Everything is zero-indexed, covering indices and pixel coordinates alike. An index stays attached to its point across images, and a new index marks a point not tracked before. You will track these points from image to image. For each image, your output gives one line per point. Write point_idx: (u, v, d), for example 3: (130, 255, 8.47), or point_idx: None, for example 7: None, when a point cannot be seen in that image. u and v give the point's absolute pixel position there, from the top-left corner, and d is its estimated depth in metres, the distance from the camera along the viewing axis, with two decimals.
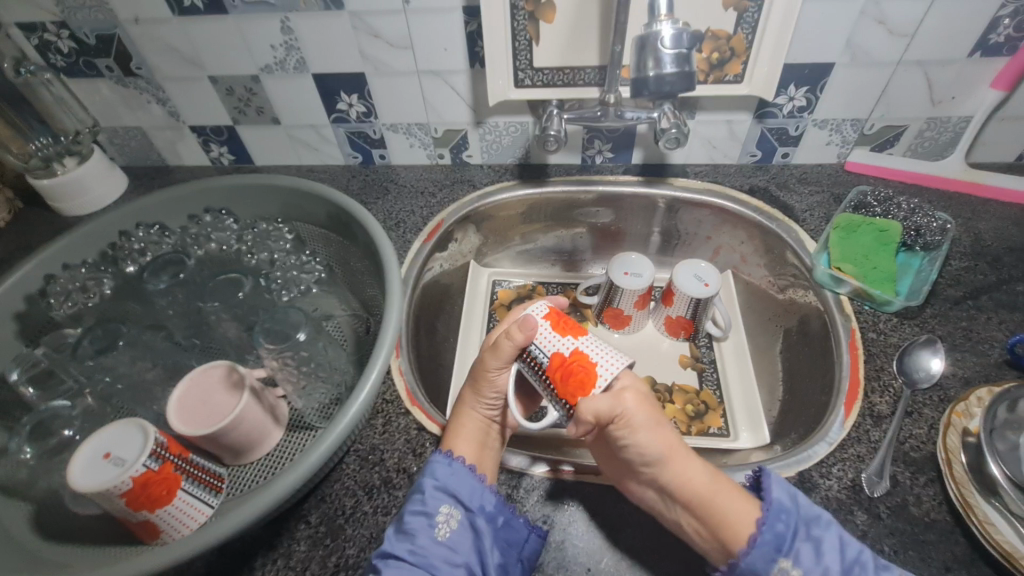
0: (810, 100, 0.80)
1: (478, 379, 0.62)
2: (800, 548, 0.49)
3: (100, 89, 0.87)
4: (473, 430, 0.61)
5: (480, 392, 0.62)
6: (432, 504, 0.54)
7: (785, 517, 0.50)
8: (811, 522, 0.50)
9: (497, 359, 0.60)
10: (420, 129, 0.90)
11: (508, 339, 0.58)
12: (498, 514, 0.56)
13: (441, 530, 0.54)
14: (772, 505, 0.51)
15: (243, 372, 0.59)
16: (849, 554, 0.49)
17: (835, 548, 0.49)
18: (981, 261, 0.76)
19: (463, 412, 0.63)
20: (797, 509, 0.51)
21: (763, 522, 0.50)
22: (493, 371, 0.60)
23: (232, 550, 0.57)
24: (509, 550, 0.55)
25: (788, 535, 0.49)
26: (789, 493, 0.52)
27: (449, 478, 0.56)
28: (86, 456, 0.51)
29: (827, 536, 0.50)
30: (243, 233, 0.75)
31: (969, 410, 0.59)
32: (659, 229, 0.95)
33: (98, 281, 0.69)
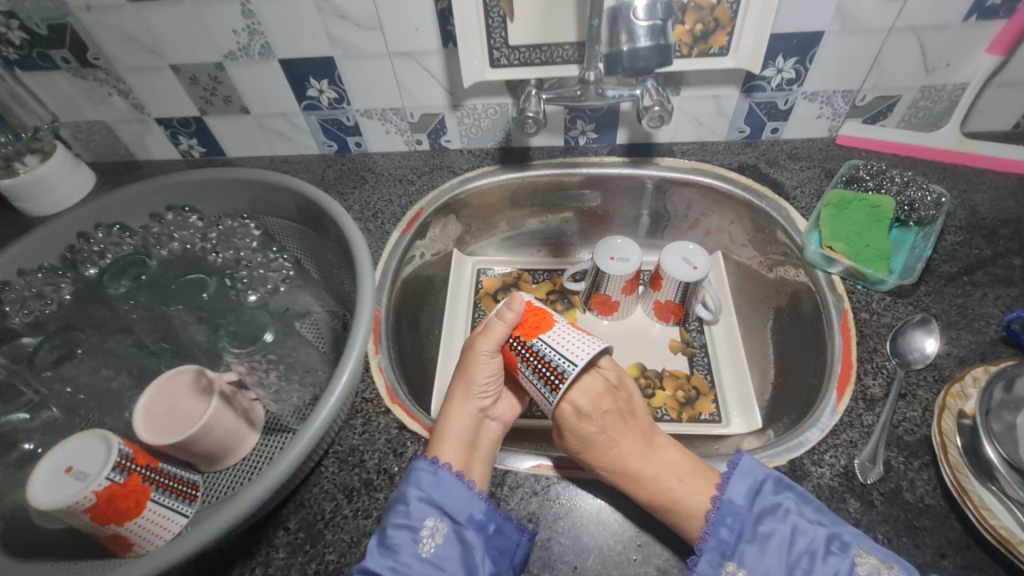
0: (799, 71, 0.77)
1: (468, 368, 0.61)
2: (744, 550, 0.50)
3: (57, 82, 0.83)
4: (465, 428, 0.59)
5: (473, 383, 0.61)
6: (416, 518, 0.52)
7: (731, 520, 0.51)
8: (759, 518, 0.51)
9: (489, 343, 0.60)
10: (395, 114, 0.87)
11: (501, 321, 0.59)
12: (488, 522, 0.54)
13: (425, 545, 0.52)
14: (721, 505, 0.52)
15: (212, 377, 0.57)
16: (800, 545, 0.49)
17: (784, 542, 0.50)
18: (977, 234, 0.74)
19: (452, 407, 0.61)
20: (749, 508, 0.52)
21: (706, 530, 0.51)
22: (486, 354, 0.60)
23: (209, 562, 0.55)
24: (501, 558, 0.53)
25: (732, 540, 0.51)
26: (744, 492, 0.52)
27: (434, 488, 0.54)
28: (47, 471, 0.49)
29: (776, 530, 0.50)
30: (207, 231, 0.71)
31: (964, 390, 0.57)
32: (648, 211, 0.92)
33: (57, 287, 0.64)
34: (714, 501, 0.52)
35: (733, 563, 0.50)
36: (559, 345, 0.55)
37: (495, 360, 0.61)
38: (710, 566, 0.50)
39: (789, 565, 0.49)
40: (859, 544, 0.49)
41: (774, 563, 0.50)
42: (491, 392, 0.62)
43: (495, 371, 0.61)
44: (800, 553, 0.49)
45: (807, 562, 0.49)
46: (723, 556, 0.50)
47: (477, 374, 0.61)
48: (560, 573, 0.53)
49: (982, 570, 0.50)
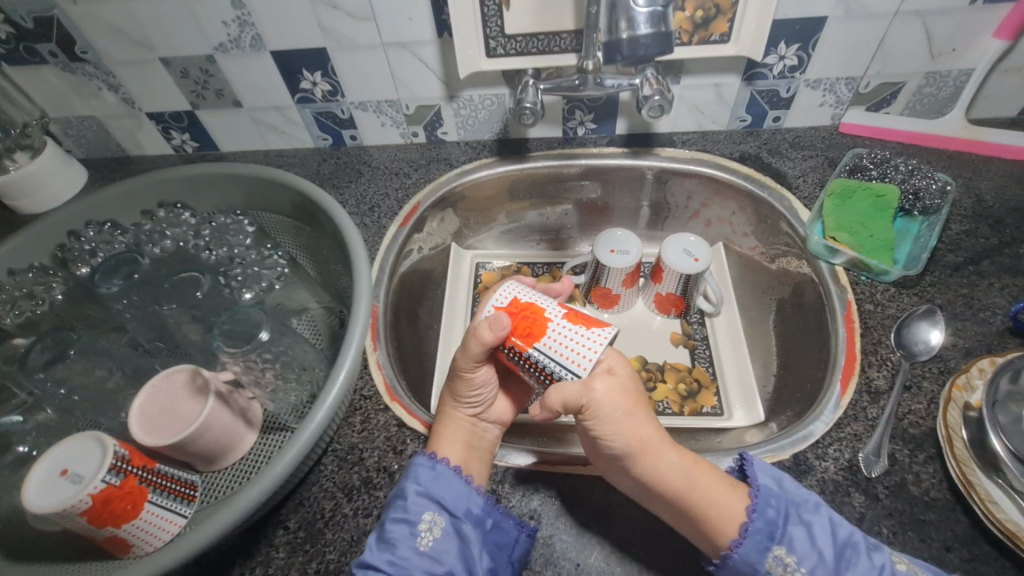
0: (802, 58, 0.75)
1: (454, 379, 0.59)
2: (792, 535, 0.48)
3: (45, 77, 0.81)
4: (460, 436, 0.59)
5: (461, 392, 0.60)
6: (414, 512, 0.52)
7: (774, 502, 0.50)
8: (801, 504, 0.50)
9: (467, 359, 0.57)
10: (391, 106, 0.85)
11: (477, 340, 0.54)
12: (486, 517, 0.53)
13: (423, 539, 0.51)
14: (760, 489, 0.50)
15: (208, 377, 0.56)
16: (841, 536, 0.48)
17: (827, 530, 0.48)
18: (982, 223, 0.73)
19: (446, 415, 0.61)
20: (787, 493, 0.50)
21: (752, 509, 0.49)
22: (468, 369, 0.58)
23: (208, 561, 0.55)
24: (500, 553, 0.52)
25: (780, 522, 0.49)
26: (775, 478, 0.51)
27: (432, 483, 0.54)
28: (42, 473, 0.49)
29: (817, 518, 0.49)
30: (201, 227, 0.70)
31: (970, 382, 0.57)
32: (648, 202, 0.91)
33: (48, 285, 0.63)
34: (753, 486, 0.51)
35: (782, 548, 0.48)
36: (554, 351, 0.52)
37: (479, 373, 0.58)
38: (756, 549, 0.48)
39: (837, 554, 0.47)
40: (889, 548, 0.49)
41: (823, 550, 0.47)
42: (483, 398, 0.61)
43: (481, 380, 0.59)
44: (844, 544, 0.48)
45: (852, 553, 0.47)
46: (770, 539, 0.48)
47: (464, 386, 0.59)
48: (562, 570, 0.53)
49: (988, 564, 0.50)
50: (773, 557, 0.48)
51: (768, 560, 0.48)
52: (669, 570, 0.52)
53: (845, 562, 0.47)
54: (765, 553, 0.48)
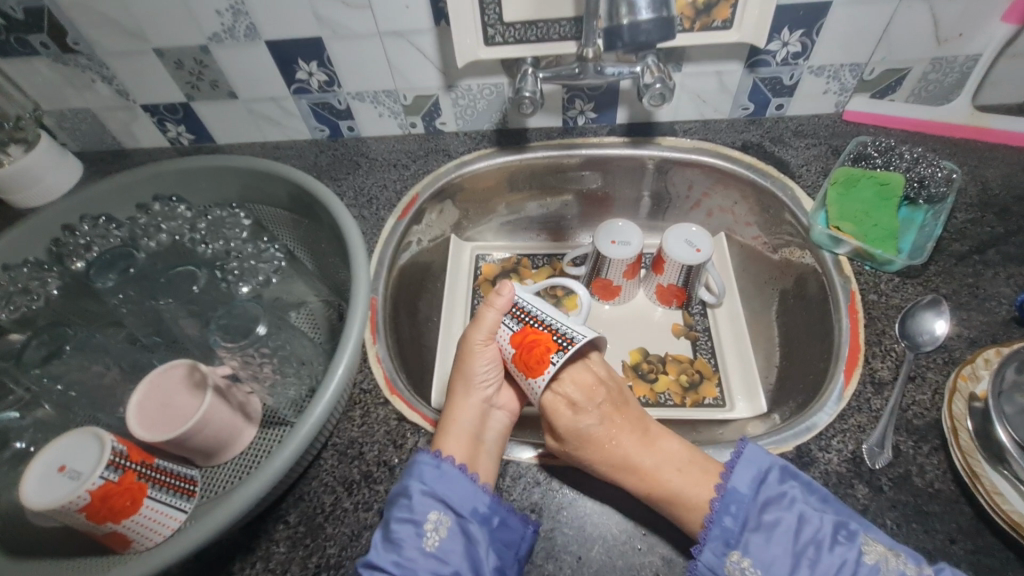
0: (806, 45, 0.74)
1: (464, 361, 0.62)
2: (749, 539, 0.50)
3: (38, 70, 0.80)
4: (468, 420, 0.59)
5: (470, 374, 0.61)
6: (419, 512, 0.51)
7: (735, 507, 0.51)
8: (765, 506, 0.50)
9: (480, 331, 0.61)
10: (388, 96, 0.84)
11: (490, 308, 0.61)
12: (494, 514, 0.53)
13: (429, 539, 0.51)
14: (725, 493, 0.51)
15: (206, 371, 0.56)
16: (805, 534, 0.49)
17: (788, 531, 0.49)
18: (988, 212, 0.72)
19: (455, 403, 0.60)
20: (753, 497, 0.51)
21: (711, 519, 0.50)
22: (480, 343, 0.61)
23: (208, 556, 0.54)
24: (507, 551, 0.52)
25: (737, 528, 0.50)
26: (749, 480, 0.52)
27: (437, 482, 0.54)
28: (39, 469, 0.48)
29: (782, 519, 0.50)
30: (197, 221, 0.69)
31: (975, 373, 0.56)
32: (649, 192, 0.90)
33: (43, 281, 0.63)
34: (717, 491, 0.52)
35: (738, 552, 0.49)
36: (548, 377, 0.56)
37: (490, 348, 0.61)
38: (715, 554, 0.49)
39: (796, 553, 0.49)
40: (865, 533, 0.48)
41: (781, 552, 0.49)
42: (493, 380, 0.62)
43: (490, 360, 0.61)
44: (806, 542, 0.49)
45: (814, 552, 0.48)
46: (727, 544, 0.50)
47: (474, 366, 0.61)
48: (564, 563, 0.53)
49: (991, 555, 0.50)
50: (730, 562, 0.49)
51: (726, 564, 0.49)
52: (671, 563, 0.52)
53: (804, 561, 0.48)
54: (724, 557, 0.49)
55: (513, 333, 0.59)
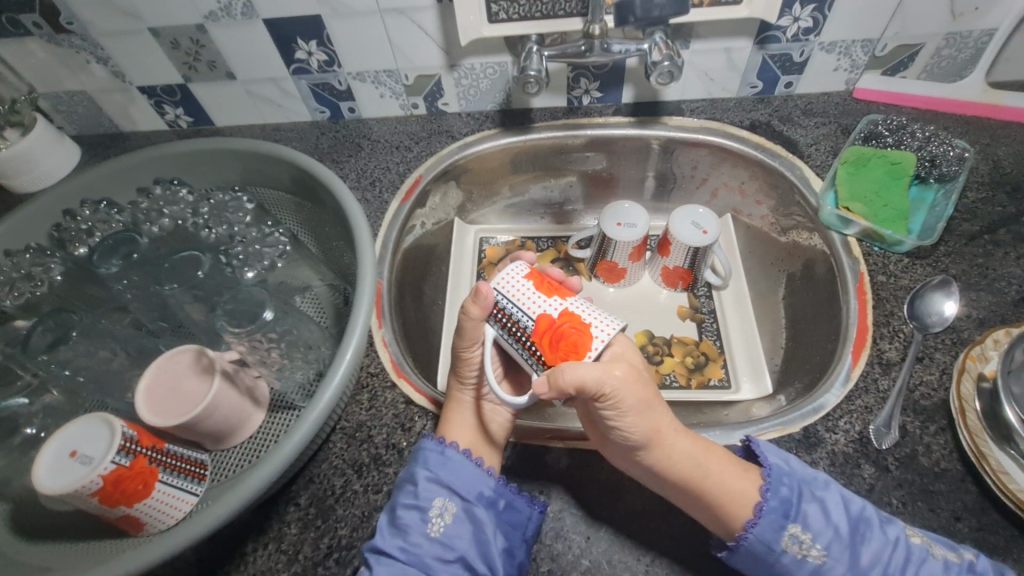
0: (817, 20, 0.72)
1: (456, 360, 0.59)
2: (807, 511, 0.49)
3: (32, 50, 0.78)
4: (467, 414, 0.58)
5: (463, 372, 0.59)
6: (425, 498, 0.52)
7: (788, 482, 0.50)
8: (811, 483, 0.50)
9: (464, 340, 0.57)
10: (390, 76, 0.82)
11: (468, 318, 0.56)
12: (499, 497, 0.53)
13: (435, 525, 0.51)
14: (772, 470, 0.51)
15: (213, 356, 0.56)
16: (854, 510, 0.49)
17: (840, 509, 0.49)
18: (999, 190, 0.71)
19: (452, 397, 0.60)
20: (798, 473, 0.51)
21: (766, 489, 0.50)
22: (467, 349, 0.58)
23: (221, 537, 0.55)
24: (513, 533, 0.52)
25: (794, 500, 0.50)
26: (785, 459, 0.52)
27: (441, 467, 0.54)
28: (51, 455, 0.49)
29: (829, 497, 0.50)
30: (199, 205, 0.68)
31: (984, 353, 0.56)
32: (654, 173, 0.89)
33: (46, 266, 0.62)
34: (763, 470, 0.51)
35: (797, 525, 0.49)
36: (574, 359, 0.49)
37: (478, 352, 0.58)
38: (772, 529, 0.50)
39: (850, 530, 0.49)
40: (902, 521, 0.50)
41: (838, 527, 0.49)
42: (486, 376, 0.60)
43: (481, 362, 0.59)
44: (857, 519, 0.49)
45: (865, 528, 0.48)
46: (786, 518, 0.50)
47: (466, 366, 0.59)
48: (573, 542, 0.53)
49: (996, 533, 0.50)
50: (789, 536, 0.50)
51: (784, 538, 0.50)
52: (679, 541, 0.52)
53: (858, 538, 0.48)
54: (781, 531, 0.50)
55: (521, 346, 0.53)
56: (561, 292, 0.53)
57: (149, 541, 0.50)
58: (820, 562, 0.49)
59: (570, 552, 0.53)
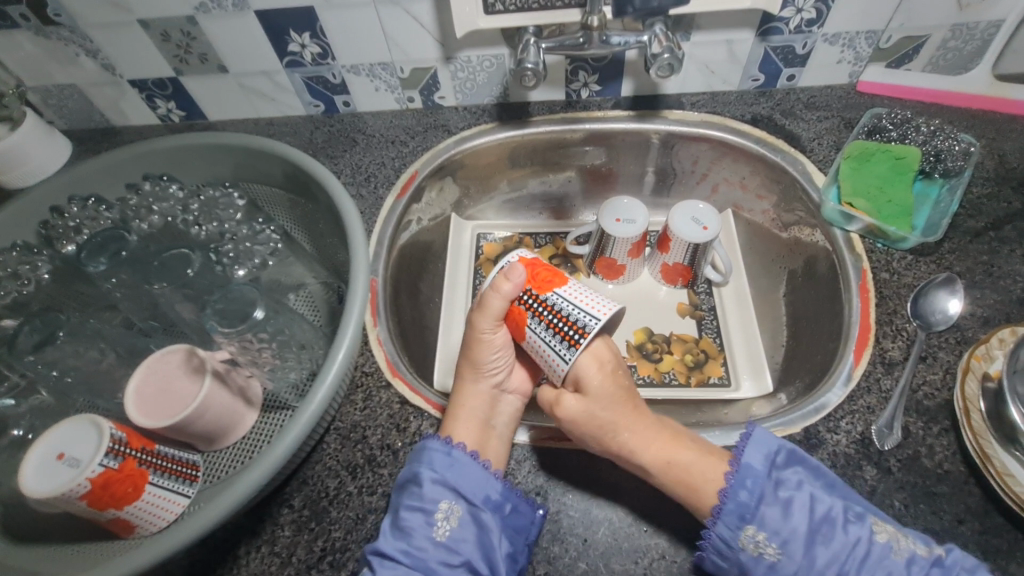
0: (820, 11, 0.71)
1: (474, 346, 0.58)
2: (765, 513, 0.49)
3: (20, 43, 0.77)
4: (477, 407, 0.58)
5: (481, 360, 0.58)
6: (430, 500, 0.51)
7: (750, 482, 0.50)
8: (779, 483, 0.49)
9: (485, 318, 0.56)
10: (385, 69, 0.81)
11: (496, 294, 0.55)
12: (505, 502, 0.52)
13: (440, 529, 0.50)
14: (739, 468, 0.50)
15: (204, 356, 0.55)
16: (820, 511, 0.48)
17: (802, 507, 0.48)
18: (1005, 186, 0.70)
19: (464, 389, 0.59)
20: (767, 472, 0.50)
21: (725, 494, 0.49)
22: (487, 331, 0.57)
23: (213, 541, 0.54)
24: (517, 538, 0.51)
25: (753, 501, 0.49)
26: (761, 456, 0.51)
27: (447, 469, 0.53)
28: (38, 456, 0.48)
29: (796, 495, 0.49)
30: (189, 201, 0.66)
31: (989, 353, 0.55)
32: (654, 168, 0.87)
33: (34, 264, 0.61)
34: (730, 468, 0.51)
35: (753, 526, 0.48)
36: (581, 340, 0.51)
37: (498, 334, 0.58)
38: (729, 529, 0.48)
39: (811, 530, 0.48)
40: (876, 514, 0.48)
41: (795, 529, 0.48)
42: (502, 364, 0.59)
43: (500, 345, 0.58)
44: (821, 519, 0.48)
45: (828, 529, 0.47)
46: (742, 519, 0.49)
47: (484, 352, 0.58)
48: (570, 545, 0.52)
49: (1000, 536, 0.49)
50: (745, 535, 0.48)
51: (741, 538, 0.48)
52: (677, 545, 0.52)
53: (818, 537, 0.47)
54: (738, 531, 0.48)
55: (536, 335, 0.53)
56: (514, 328, 0.56)
57: (138, 547, 0.49)
58: (777, 562, 0.48)
59: (567, 555, 0.52)
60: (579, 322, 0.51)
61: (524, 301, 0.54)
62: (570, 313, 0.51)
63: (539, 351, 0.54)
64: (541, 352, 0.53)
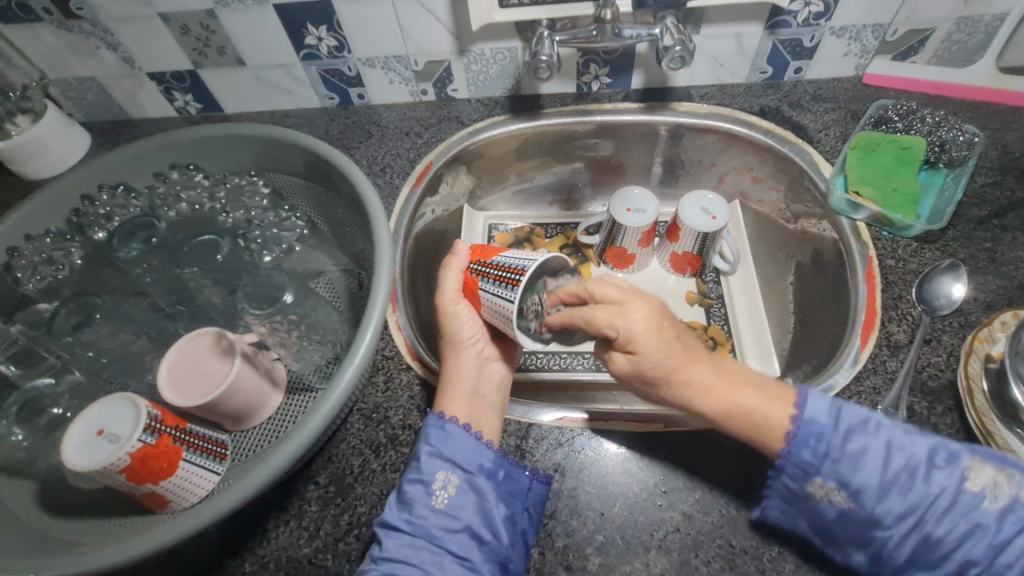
0: (828, 4, 0.72)
1: (443, 324, 0.60)
2: (833, 468, 0.45)
3: (41, 36, 0.78)
4: (467, 379, 0.59)
5: (455, 334, 0.60)
6: (427, 472, 0.52)
7: (812, 439, 0.45)
8: (849, 434, 0.45)
9: (445, 293, 0.59)
10: (399, 62, 0.82)
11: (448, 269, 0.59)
12: (498, 469, 0.53)
13: (438, 497, 0.51)
14: (801, 425, 0.46)
15: (233, 339, 0.57)
16: (898, 461, 0.44)
17: (878, 459, 0.45)
18: (1008, 175, 0.71)
19: (452, 364, 0.60)
20: (834, 426, 0.45)
21: (789, 450, 0.46)
22: (450, 306, 0.59)
23: (243, 516, 0.56)
24: (513, 502, 0.52)
25: (818, 460, 0.45)
26: (826, 410, 0.46)
27: (441, 442, 0.53)
28: (78, 434, 0.50)
29: (868, 447, 0.45)
30: (215, 189, 0.68)
31: (991, 335, 0.56)
32: (661, 159, 0.89)
33: (67, 250, 0.63)
34: (792, 424, 0.46)
35: (820, 480, 0.45)
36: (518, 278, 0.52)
37: (462, 308, 0.60)
38: (791, 481, 0.46)
39: (887, 482, 0.44)
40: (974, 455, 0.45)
41: (868, 480, 0.44)
42: (479, 335, 0.61)
43: (468, 317, 0.60)
44: (899, 470, 0.44)
45: (908, 478, 0.44)
46: (807, 472, 0.46)
47: (453, 326, 0.60)
48: (587, 519, 0.54)
49: None
50: (812, 486, 0.46)
51: (808, 488, 0.46)
52: (691, 519, 0.54)
53: (897, 489, 0.44)
54: (803, 483, 0.46)
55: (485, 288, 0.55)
56: (470, 298, 0.59)
57: (158, 527, 0.50)
58: (848, 511, 0.45)
59: (585, 529, 0.54)
60: (517, 264, 0.53)
61: (473, 269, 0.58)
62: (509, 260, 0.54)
63: (496, 307, 0.55)
64: (495, 307, 0.55)
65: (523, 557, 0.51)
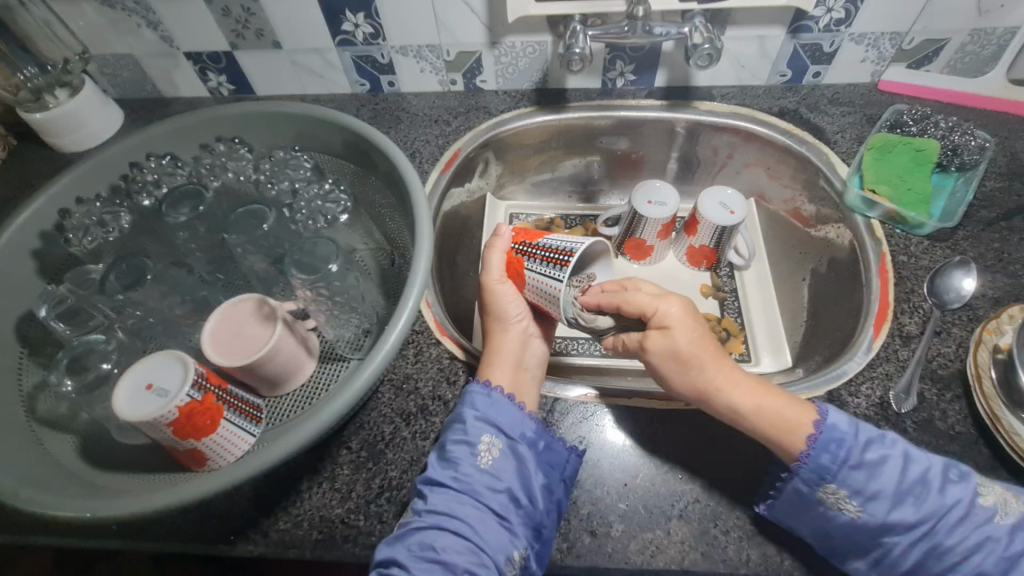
0: (849, 11, 0.75)
1: (490, 302, 0.64)
2: (849, 475, 0.51)
3: (85, 12, 0.80)
4: (511, 353, 0.62)
5: (502, 311, 0.64)
6: (473, 434, 0.55)
7: (834, 446, 0.51)
8: (869, 445, 0.51)
9: (493, 271, 0.64)
10: (432, 51, 0.85)
11: (493, 250, 0.64)
12: (539, 439, 0.56)
13: (483, 458, 0.54)
14: (824, 430, 0.52)
15: (275, 305, 0.59)
16: (912, 474, 0.50)
17: (895, 469, 0.50)
18: (1017, 181, 0.75)
19: (498, 337, 0.63)
20: (855, 435, 0.52)
21: (814, 441, 0.52)
22: (496, 285, 0.64)
23: (278, 476, 0.58)
24: (552, 472, 0.55)
25: (836, 464, 0.51)
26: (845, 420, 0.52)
27: (489, 408, 0.56)
28: (128, 388, 0.52)
29: (886, 456, 0.51)
30: (259, 162, 0.71)
31: (999, 327, 0.60)
32: (678, 155, 0.92)
33: (115, 214, 0.66)
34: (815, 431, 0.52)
35: (834, 485, 0.51)
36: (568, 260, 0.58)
37: (507, 287, 0.64)
38: (806, 484, 0.51)
39: (901, 492, 0.50)
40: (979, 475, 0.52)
41: (885, 489, 0.50)
42: (523, 313, 0.65)
43: (514, 296, 0.64)
44: (913, 482, 0.50)
45: (922, 489, 0.50)
46: (822, 477, 0.51)
47: (501, 304, 0.64)
48: (610, 488, 0.57)
49: None
50: (824, 491, 0.51)
51: (819, 493, 0.51)
52: (710, 491, 0.56)
53: (910, 498, 0.50)
54: (816, 488, 0.51)
55: (528, 266, 0.61)
56: (515, 277, 0.64)
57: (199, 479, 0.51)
58: (855, 519, 0.50)
59: (608, 497, 0.56)
60: (566, 249, 0.59)
61: (519, 250, 0.63)
62: (559, 244, 0.60)
63: (540, 287, 0.61)
64: (543, 287, 0.60)
65: (556, 525, 0.54)
